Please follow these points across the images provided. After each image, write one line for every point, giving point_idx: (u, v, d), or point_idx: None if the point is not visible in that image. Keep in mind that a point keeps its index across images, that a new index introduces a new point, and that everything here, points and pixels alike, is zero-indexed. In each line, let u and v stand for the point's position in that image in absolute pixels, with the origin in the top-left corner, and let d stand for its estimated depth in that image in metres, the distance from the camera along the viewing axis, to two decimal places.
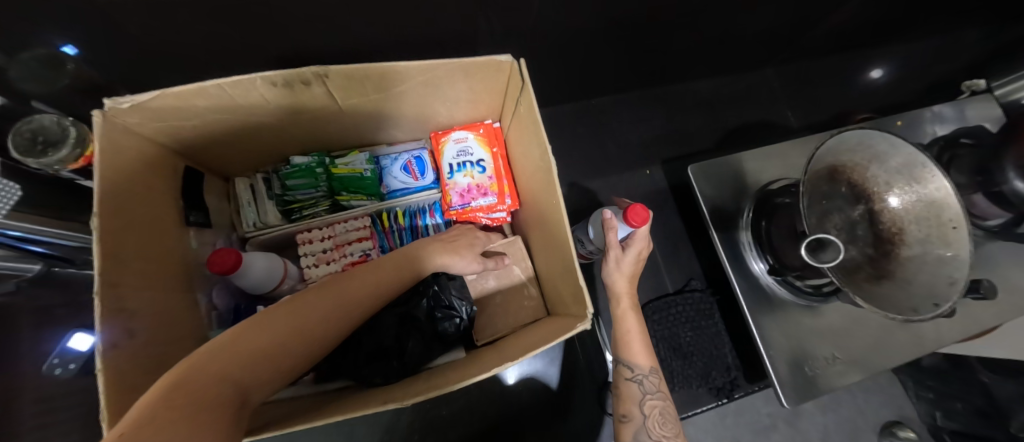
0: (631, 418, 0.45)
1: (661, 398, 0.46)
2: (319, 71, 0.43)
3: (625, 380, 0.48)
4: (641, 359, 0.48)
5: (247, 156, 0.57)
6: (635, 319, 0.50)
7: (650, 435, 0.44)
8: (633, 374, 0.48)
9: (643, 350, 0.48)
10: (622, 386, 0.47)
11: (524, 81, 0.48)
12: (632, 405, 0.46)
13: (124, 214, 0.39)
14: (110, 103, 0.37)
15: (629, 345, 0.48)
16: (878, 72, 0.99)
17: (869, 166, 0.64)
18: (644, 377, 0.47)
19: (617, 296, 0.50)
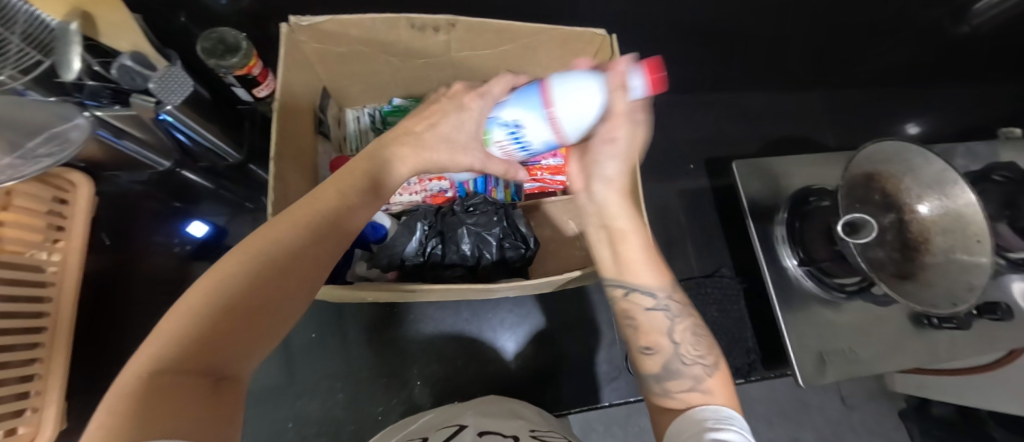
0: (658, 349, 0.39)
1: (690, 318, 0.41)
2: (450, 21, 0.51)
3: (644, 312, 0.40)
4: (656, 281, 0.40)
5: (361, 92, 0.67)
6: (639, 236, 0.41)
7: (683, 362, 0.38)
8: (654, 303, 0.40)
9: (657, 272, 0.41)
10: (641, 319, 0.40)
11: (613, 54, 0.55)
12: (658, 336, 0.40)
13: (289, 106, 0.49)
14: (295, 20, 0.47)
15: (633, 267, 0.40)
16: (916, 129, 1.04)
17: (903, 178, 0.69)
18: (665, 300, 0.40)
19: (613, 212, 0.41)
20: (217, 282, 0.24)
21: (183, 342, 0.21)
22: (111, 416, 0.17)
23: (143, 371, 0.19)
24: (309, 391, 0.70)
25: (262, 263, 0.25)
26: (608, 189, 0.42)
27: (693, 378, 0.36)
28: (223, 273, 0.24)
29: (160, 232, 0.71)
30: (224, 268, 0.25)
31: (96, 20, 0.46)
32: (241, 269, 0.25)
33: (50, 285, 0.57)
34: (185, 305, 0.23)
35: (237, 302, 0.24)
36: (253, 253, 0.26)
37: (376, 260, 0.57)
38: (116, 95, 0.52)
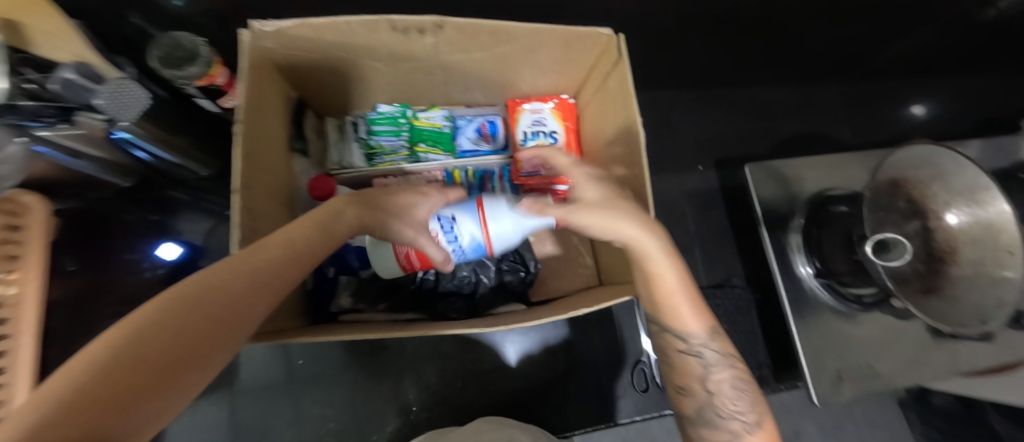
0: (691, 392, 0.40)
1: (729, 368, 0.39)
2: (438, 22, 0.45)
3: (678, 354, 0.40)
4: (693, 323, 0.39)
5: (342, 99, 0.61)
6: (676, 273, 0.39)
7: (719, 412, 0.38)
8: (688, 347, 0.40)
9: (696, 312, 0.40)
10: (677, 361, 0.40)
11: (621, 56, 0.49)
12: (693, 379, 0.40)
13: (256, 127, 0.43)
14: (258, 25, 0.41)
15: (676, 311, 0.39)
16: (918, 109, 0.97)
17: (930, 183, 0.64)
18: (704, 346, 0.39)
19: (635, 240, 0.38)
20: (148, 323, 0.20)
21: (93, 390, 0.16)
22: None
23: (41, 415, 0.14)
24: (300, 418, 0.66)
25: (201, 312, 0.23)
26: (621, 227, 0.39)
27: (732, 431, 0.37)
28: (156, 314, 0.21)
29: (132, 254, 0.66)
30: (156, 308, 0.21)
31: (25, 29, 0.39)
32: (178, 314, 0.22)
33: (6, 323, 0.52)
34: (101, 345, 0.18)
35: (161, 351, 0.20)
36: (199, 297, 0.24)
37: (364, 291, 0.54)
38: (61, 112, 0.45)
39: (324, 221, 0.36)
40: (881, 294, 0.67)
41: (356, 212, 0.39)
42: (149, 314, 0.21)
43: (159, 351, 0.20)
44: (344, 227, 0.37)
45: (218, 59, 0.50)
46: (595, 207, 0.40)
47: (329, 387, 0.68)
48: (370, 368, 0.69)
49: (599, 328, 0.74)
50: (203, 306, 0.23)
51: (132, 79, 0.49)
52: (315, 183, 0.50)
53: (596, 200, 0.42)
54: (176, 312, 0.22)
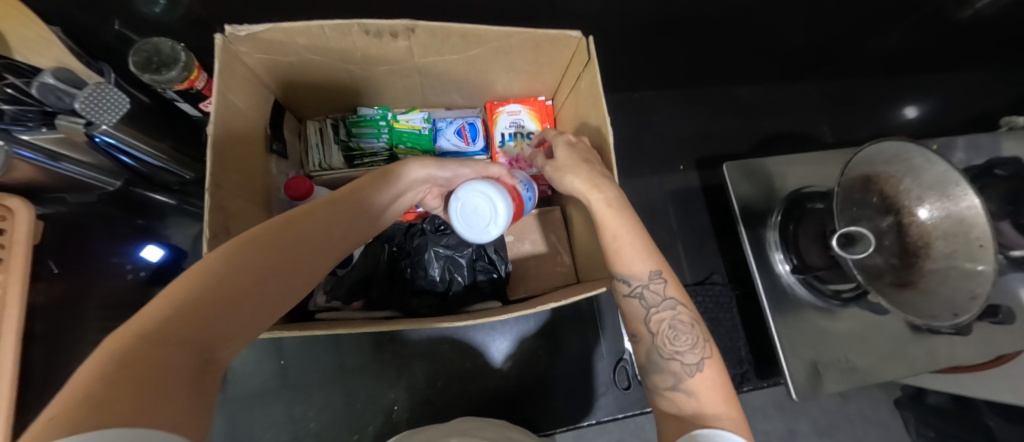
0: (639, 337, 0.39)
1: (671, 309, 0.38)
2: (408, 26, 0.47)
3: (623, 299, 0.40)
4: (637, 263, 0.40)
5: (322, 101, 0.62)
6: (620, 219, 0.42)
7: (661, 354, 0.37)
8: (631, 290, 0.40)
9: (639, 253, 0.40)
10: (622, 306, 0.40)
11: (590, 58, 0.51)
12: (638, 325, 0.40)
13: (230, 126, 0.44)
14: (231, 29, 0.42)
15: (619, 253, 0.41)
16: (913, 111, 0.99)
17: (902, 179, 0.64)
18: (645, 287, 0.39)
19: (584, 195, 0.44)
20: (202, 279, 0.24)
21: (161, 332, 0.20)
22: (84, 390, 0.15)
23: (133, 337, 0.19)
24: (282, 418, 0.67)
25: (253, 268, 0.27)
26: (572, 184, 0.46)
27: (674, 375, 0.35)
28: (209, 271, 0.24)
29: (118, 257, 0.67)
30: (208, 266, 0.25)
31: (6, 36, 0.42)
32: (225, 268, 0.25)
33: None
34: (165, 297, 0.22)
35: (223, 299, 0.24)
36: (241, 253, 0.27)
37: (337, 288, 0.54)
38: (43, 116, 0.48)
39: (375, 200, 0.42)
40: (860, 289, 0.68)
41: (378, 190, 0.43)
42: (202, 272, 0.24)
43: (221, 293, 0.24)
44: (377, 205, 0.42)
45: (198, 64, 0.51)
46: (564, 169, 0.47)
47: (309, 386, 0.68)
48: (351, 367, 0.69)
49: (579, 325, 0.74)
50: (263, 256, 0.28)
51: (112, 83, 0.50)
52: (292, 184, 0.51)
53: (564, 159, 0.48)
54: (228, 267, 0.25)
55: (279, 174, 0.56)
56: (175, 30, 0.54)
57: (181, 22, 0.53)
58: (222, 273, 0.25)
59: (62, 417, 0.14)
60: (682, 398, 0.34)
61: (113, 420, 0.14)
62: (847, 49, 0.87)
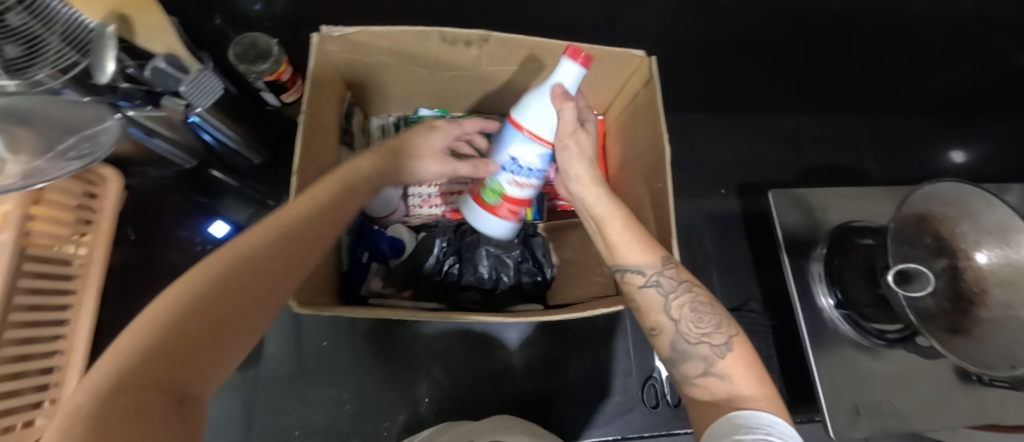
0: (661, 329, 0.38)
1: (687, 292, 0.38)
2: (483, 36, 0.50)
3: (639, 290, 0.39)
4: (648, 255, 0.39)
5: (388, 101, 0.66)
6: (622, 212, 0.41)
7: (687, 340, 0.36)
8: (645, 280, 0.39)
9: (654, 243, 0.40)
10: (642, 300, 0.39)
11: (652, 76, 0.53)
12: (658, 315, 0.39)
13: (315, 117, 0.48)
14: (327, 29, 0.46)
15: (623, 243, 0.40)
16: (956, 156, 0.95)
17: (959, 221, 0.63)
18: (656, 276, 0.39)
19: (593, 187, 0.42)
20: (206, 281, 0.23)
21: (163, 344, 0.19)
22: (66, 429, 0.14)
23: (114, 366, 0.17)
24: (316, 400, 0.69)
25: (258, 266, 0.27)
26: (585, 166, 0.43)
27: (704, 359, 0.36)
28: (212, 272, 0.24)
29: (183, 230, 0.72)
30: (211, 266, 0.24)
31: (133, 22, 0.47)
32: (230, 268, 0.25)
33: (75, 278, 0.59)
34: (162, 301, 0.21)
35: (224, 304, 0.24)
36: (241, 249, 0.27)
37: (391, 276, 0.57)
38: (148, 96, 0.52)
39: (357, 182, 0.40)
40: (906, 331, 0.66)
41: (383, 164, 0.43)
42: (202, 273, 0.24)
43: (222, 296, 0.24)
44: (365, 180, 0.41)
45: (286, 59, 0.56)
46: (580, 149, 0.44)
47: (343, 371, 0.70)
48: (385, 356, 0.71)
49: (610, 339, 0.75)
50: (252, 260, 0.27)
51: (209, 71, 0.54)
52: None
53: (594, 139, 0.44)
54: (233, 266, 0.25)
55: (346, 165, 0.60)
56: (267, 26, 0.59)
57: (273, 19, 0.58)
58: (225, 275, 0.25)
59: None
60: (714, 382, 0.34)
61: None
62: (900, 86, 0.86)
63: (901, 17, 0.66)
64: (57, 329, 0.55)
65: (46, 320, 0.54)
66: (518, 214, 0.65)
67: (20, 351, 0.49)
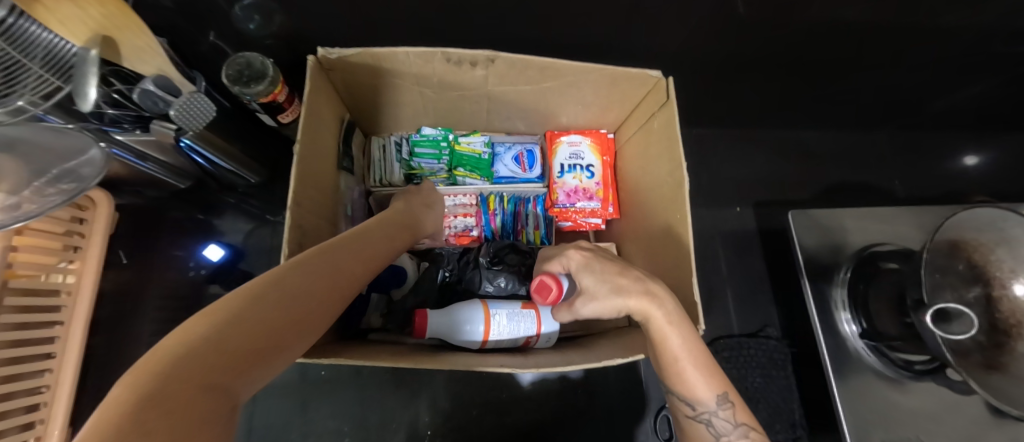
0: None
1: (744, 438, 0.34)
2: (490, 57, 0.47)
3: (686, 420, 0.36)
4: (698, 386, 0.35)
5: (389, 120, 0.63)
6: (681, 333, 0.35)
7: None
8: (695, 413, 0.36)
9: (708, 377, 0.35)
10: (688, 428, 0.36)
11: (670, 98, 0.49)
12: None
13: (314, 141, 0.45)
14: (324, 52, 0.43)
15: (681, 374, 0.35)
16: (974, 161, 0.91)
17: (995, 248, 0.59)
18: (708, 413, 0.35)
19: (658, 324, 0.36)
20: (213, 324, 0.21)
21: (173, 374, 0.17)
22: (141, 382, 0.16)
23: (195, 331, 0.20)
24: (315, 431, 0.66)
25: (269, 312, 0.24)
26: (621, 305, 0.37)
27: None
28: (216, 320, 0.21)
29: (180, 253, 0.70)
30: (213, 315, 0.22)
31: (118, 45, 0.43)
32: (265, 287, 0.26)
33: (63, 308, 0.56)
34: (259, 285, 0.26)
35: (241, 320, 0.22)
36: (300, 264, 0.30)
37: (392, 313, 0.54)
38: (138, 119, 0.50)
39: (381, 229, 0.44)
40: (935, 363, 0.62)
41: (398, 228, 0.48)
42: (205, 324, 0.21)
43: (251, 330, 0.22)
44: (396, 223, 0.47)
45: (282, 78, 0.53)
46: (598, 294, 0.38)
47: (343, 400, 0.67)
48: (385, 385, 0.68)
49: (621, 366, 0.72)
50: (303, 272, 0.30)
51: (202, 92, 0.51)
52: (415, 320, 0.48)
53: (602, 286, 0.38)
54: (243, 312, 0.23)
55: (347, 188, 0.57)
56: (262, 44, 0.56)
57: (268, 37, 0.55)
58: (245, 304, 0.24)
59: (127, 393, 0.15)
60: None
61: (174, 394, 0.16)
62: (925, 100, 0.82)
63: (933, 33, 0.62)
64: (44, 363, 0.53)
65: (32, 355, 0.51)
66: (524, 237, 0.65)
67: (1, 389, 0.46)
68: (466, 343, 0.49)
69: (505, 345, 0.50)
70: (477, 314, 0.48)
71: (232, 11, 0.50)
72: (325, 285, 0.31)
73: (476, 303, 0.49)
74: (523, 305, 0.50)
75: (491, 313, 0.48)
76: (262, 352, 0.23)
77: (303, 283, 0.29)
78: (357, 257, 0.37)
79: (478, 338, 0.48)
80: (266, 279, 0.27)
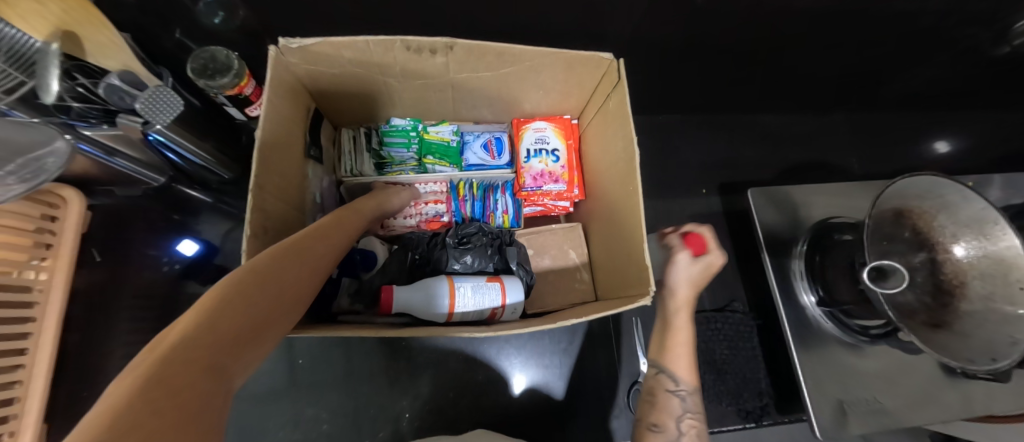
0: (664, 429, 0.45)
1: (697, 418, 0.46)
2: (448, 44, 0.49)
3: (664, 393, 0.48)
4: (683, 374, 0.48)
5: (357, 112, 0.65)
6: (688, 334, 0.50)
7: None
8: (674, 387, 0.48)
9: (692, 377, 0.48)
10: (663, 400, 0.48)
11: (620, 79, 0.52)
12: (667, 417, 0.46)
13: (276, 128, 0.47)
14: (285, 42, 0.45)
15: (675, 357, 0.49)
16: (943, 145, 0.96)
17: (936, 214, 0.62)
18: (683, 389, 0.48)
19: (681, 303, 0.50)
20: (186, 325, 0.24)
21: (164, 371, 0.20)
22: (139, 378, 0.19)
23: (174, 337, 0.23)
24: (295, 421, 0.67)
25: (241, 306, 0.29)
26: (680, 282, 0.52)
27: None
28: (189, 322, 0.25)
29: (154, 250, 0.71)
30: (184, 320, 0.25)
31: (79, 39, 0.44)
32: (228, 295, 0.29)
33: (36, 305, 0.56)
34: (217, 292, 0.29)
35: (211, 326, 0.26)
36: (257, 267, 0.34)
37: (361, 293, 0.56)
38: (105, 114, 0.52)
39: (331, 224, 0.47)
40: (889, 327, 0.65)
41: (350, 223, 0.51)
42: (179, 327, 0.24)
43: (219, 335, 0.26)
44: (345, 220, 0.50)
45: (248, 71, 0.55)
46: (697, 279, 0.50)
47: (320, 389, 0.68)
48: (362, 372, 0.69)
49: (594, 345, 0.74)
50: (260, 274, 0.33)
51: (168, 87, 0.53)
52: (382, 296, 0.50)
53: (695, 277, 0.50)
54: (200, 325, 0.25)
55: (315, 177, 0.58)
56: (229, 39, 0.57)
57: (236, 32, 0.57)
58: (212, 311, 0.27)
59: (124, 392, 0.18)
60: None
61: (164, 392, 0.20)
62: (876, 82, 0.87)
63: (872, 16, 0.65)
64: (17, 358, 0.53)
65: (6, 350, 0.52)
66: (493, 221, 0.68)
67: None
68: (432, 316, 0.50)
69: (471, 318, 0.51)
70: (441, 288, 0.50)
71: (197, 6, 0.52)
72: (278, 284, 0.34)
73: (441, 278, 0.51)
74: (488, 278, 0.52)
75: (455, 286, 0.50)
76: (237, 346, 0.27)
77: (261, 287, 0.32)
78: (305, 260, 0.40)
79: (443, 311, 0.49)
80: (229, 284, 0.30)
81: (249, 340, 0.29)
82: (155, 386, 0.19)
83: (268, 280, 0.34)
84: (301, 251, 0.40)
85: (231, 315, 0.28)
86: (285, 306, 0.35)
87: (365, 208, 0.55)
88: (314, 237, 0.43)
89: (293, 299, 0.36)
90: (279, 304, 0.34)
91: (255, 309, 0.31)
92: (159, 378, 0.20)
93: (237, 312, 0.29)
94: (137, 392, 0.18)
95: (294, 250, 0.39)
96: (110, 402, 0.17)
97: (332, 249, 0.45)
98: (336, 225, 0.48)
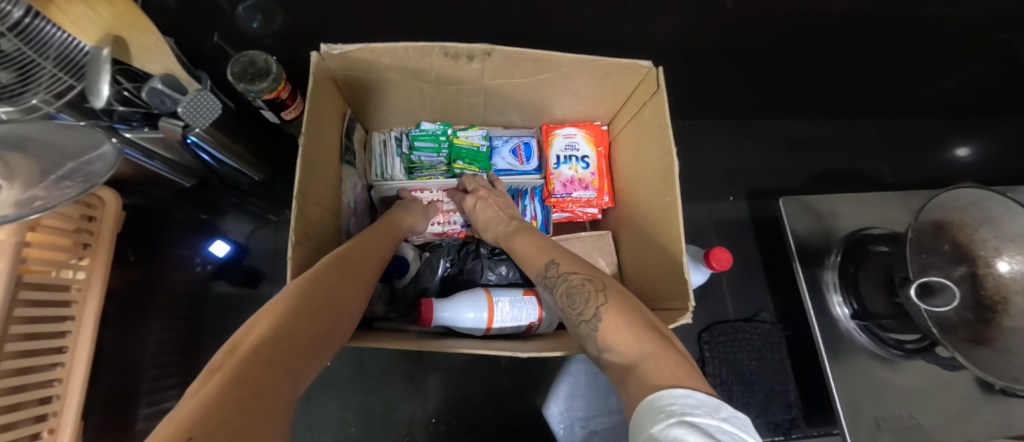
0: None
1: None
2: (486, 50, 0.48)
3: (669, 417, 0.23)
4: (611, 319, 0.35)
5: (389, 116, 0.65)
6: (649, 343, 0.32)
7: None
8: (671, 414, 0.23)
9: (630, 335, 0.33)
10: (668, 408, 0.24)
11: (659, 87, 0.51)
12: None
13: (317, 132, 0.47)
14: (326, 48, 0.45)
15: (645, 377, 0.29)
16: (964, 151, 0.93)
17: (979, 227, 0.57)
18: (679, 401, 0.24)
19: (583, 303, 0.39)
20: (253, 337, 0.23)
21: (243, 375, 0.19)
22: (220, 385, 0.18)
23: (246, 347, 0.22)
24: (321, 422, 0.67)
25: (307, 313, 0.28)
26: (575, 278, 0.42)
27: None
28: (257, 334, 0.24)
29: (186, 250, 0.72)
30: (252, 333, 0.24)
31: (128, 44, 0.44)
32: (285, 303, 0.28)
33: (73, 304, 0.57)
34: (275, 304, 0.28)
35: (280, 332, 0.25)
36: (310, 277, 0.33)
37: (396, 302, 0.59)
38: (146, 117, 0.52)
39: (373, 237, 0.47)
40: (925, 341, 0.64)
41: (389, 233, 0.51)
42: (246, 341, 0.23)
43: (291, 337, 0.25)
44: (387, 227, 0.51)
45: (285, 76, 0.55)
46: (569, 273, 0.43)
47: (348, 391, 0.69)
48: (388, 375, 0.70)
49: None
50: (318, 282, 0.33)
51: (207, 90, 0.53)
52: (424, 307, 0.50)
53: (585, 270, 0.43)
54: (272, 334, 0.24)
55: (350, 182, 0.59)
56: (265, 44, 0.58)
57: (272, 37, 0.57)
58: (280, 321, 0.26)
59: (210, 397, 0.17)
60: None
61: (254, 390, 0.18)
62: (909, 91, 0.85)
63: (912, 25, 0.64)
64: (56, 356, 0.54)
65: (44, 349, 0.52)
66: None
67: (16, 383, 0.47)
68: (471, 331, 0.52)
69: (508, 332, 0.53)
70: (481, 302, 0.52)
71: (236, 11, 0.52)
72: (336, 288, 0.34)
73: (480, 292, 0.53)
74: (525, 292, 0.54)
75: (494, 300, 0.52)
76: (311, 349, 0.26)
77: (323, 294, 0.32)
78: (357, 268, 0.39)
79: (483, 325, 0.51)
80: (286, 296, 0.29)
81: (316, 346, 0.28)
82: (239, 387, 0.18)
83: (327, 285, 0.33)
84: (349, 259, 0.39)
85: (299, 320, 0.27)
86: (349, 311, 0.34)
87: (394, 213, 0.55)
88: (358, 249, 0.42)
89: (356, 306, 0.36)
90: (343, 309, 0.33)
91: (321, 312, 0.30)
92: (240, 380, 0.19)
93: (304, 317, 0.28)
94: (223, 397, 0.17)
95: (343, 259, 0.39)
96: (196, 405, 0.16)
97: (378, 258, 0.45)
98: (371, 237, 0.47)
